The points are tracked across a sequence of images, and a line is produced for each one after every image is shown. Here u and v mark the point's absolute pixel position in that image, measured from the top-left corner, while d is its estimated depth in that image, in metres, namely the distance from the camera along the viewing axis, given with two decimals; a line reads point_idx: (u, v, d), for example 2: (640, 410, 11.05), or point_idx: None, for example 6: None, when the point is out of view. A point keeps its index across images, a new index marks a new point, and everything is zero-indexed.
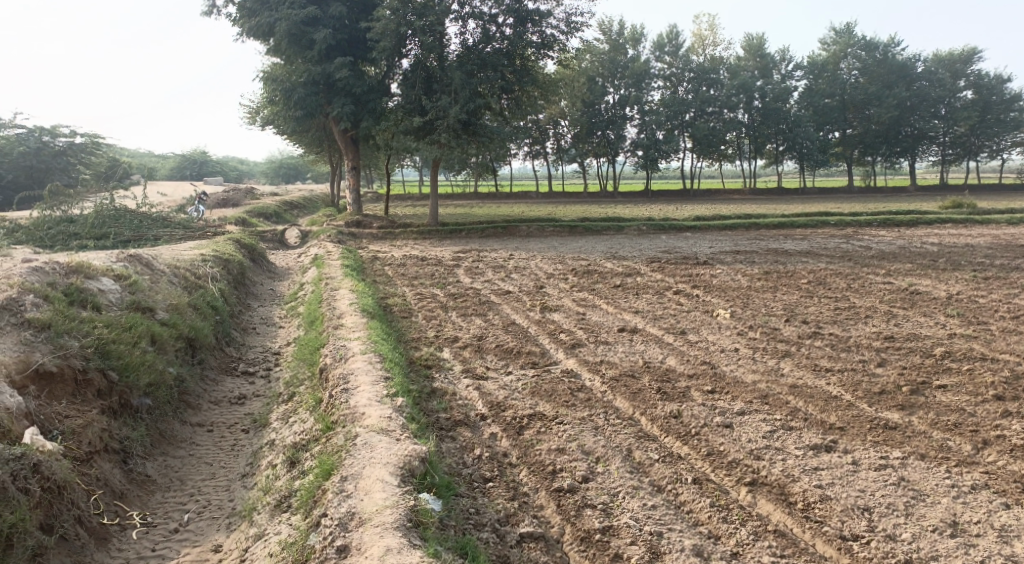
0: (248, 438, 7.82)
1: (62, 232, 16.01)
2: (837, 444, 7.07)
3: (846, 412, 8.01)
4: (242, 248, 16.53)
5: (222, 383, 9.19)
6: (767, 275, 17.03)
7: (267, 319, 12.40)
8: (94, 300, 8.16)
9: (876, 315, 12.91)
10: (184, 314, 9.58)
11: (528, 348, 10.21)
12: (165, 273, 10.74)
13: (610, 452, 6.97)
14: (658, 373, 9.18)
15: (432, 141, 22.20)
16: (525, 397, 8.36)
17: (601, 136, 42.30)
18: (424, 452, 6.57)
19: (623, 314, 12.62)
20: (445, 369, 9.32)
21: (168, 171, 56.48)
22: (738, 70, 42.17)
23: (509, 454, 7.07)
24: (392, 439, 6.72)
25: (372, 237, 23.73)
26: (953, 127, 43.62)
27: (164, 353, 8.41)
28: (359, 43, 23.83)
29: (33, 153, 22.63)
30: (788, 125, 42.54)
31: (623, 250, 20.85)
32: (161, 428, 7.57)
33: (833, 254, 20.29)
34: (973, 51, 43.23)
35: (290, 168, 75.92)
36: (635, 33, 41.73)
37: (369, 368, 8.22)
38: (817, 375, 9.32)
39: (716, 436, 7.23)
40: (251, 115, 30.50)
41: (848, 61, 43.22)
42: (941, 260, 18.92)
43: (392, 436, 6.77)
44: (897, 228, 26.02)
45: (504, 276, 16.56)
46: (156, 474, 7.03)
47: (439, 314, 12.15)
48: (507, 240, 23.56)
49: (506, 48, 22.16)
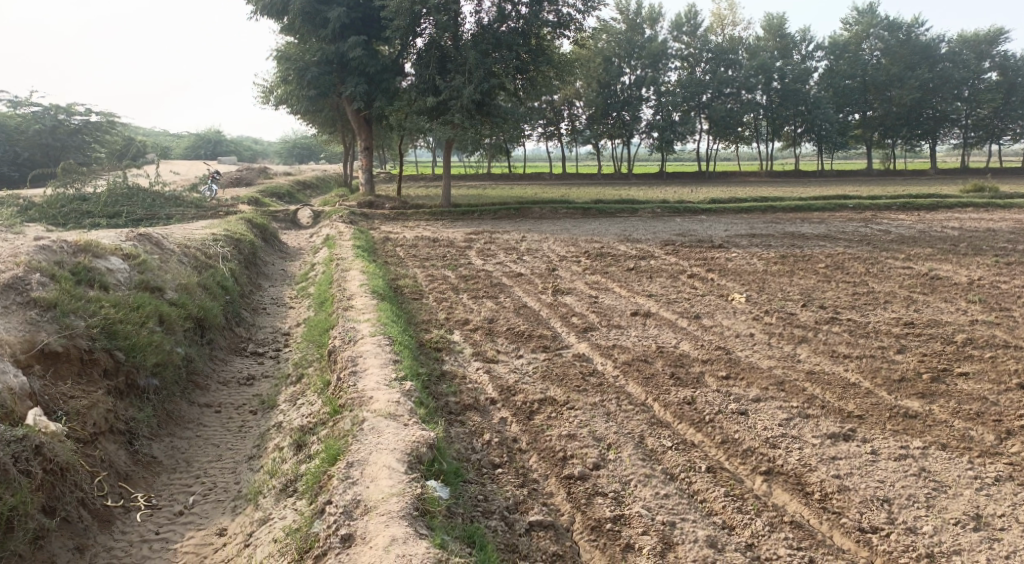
0: (256, 419, 7.74)
1: (75, 210, 15.98)
2: (855, 433, 6.90)
3: (864, 399, 7.83)
4: (253, 228, 16.46)
5: (230, 363, 9.12)
6: (784, 259, 16.79)
7: (278, 300, 12.31)
8: (102, 279, 8.08)
9: (895, 300, 12.67)
10: (193, 293, 9.51)
11: (540, 331, 10.08)
12: (175, 252, 10.66)
13: (622, 438, 6.84)
14: (672, 358, 9.02)
15: (446, 121, 21.98)
16: (535, 381, 8.24)
17: (617, 117, 41.90)
18: (432, 437, 6.46)
19: (636, 297, 12.45)
20: (456, 352, 9.20)
21: (183, 150, 56.62)
22: (757, 50, 41.55)
23: (519, 440, 6.95)
24: (400, 424, 6.61)
25: (385, 218, 23.61)
26: (976, 109, 42.87)
27: (173, 334, 8.34)
28: (373, 21, 23.60)
29: (48, 131, 22.58)
30: (807, 107, 41.95)
31: (637, 233, 20.63)
32: (168, 408, 7.51)
33: (852, 237, 19.99)
34: (999, 32, 42.36)
35: (304, 148, 75.93)
36: (653, 12, 41.18)
37: (378, 351, 8.10)
38: (834, 361, 9.13)
39: (730, 423, 7.07)
40: (264, 94, 30.37)
41: (871, 42, 42.64)
42: (962, 245, 18.59)
43: (400, 421, 6.66)
44: (917, 212, 25.62)
45: (516, 258, 16.42)
46: (162, 455, 6.98)
47: (450, 296, 12.02)
48: (519, 221, 23.37)
49: (522, 27, 21.86)
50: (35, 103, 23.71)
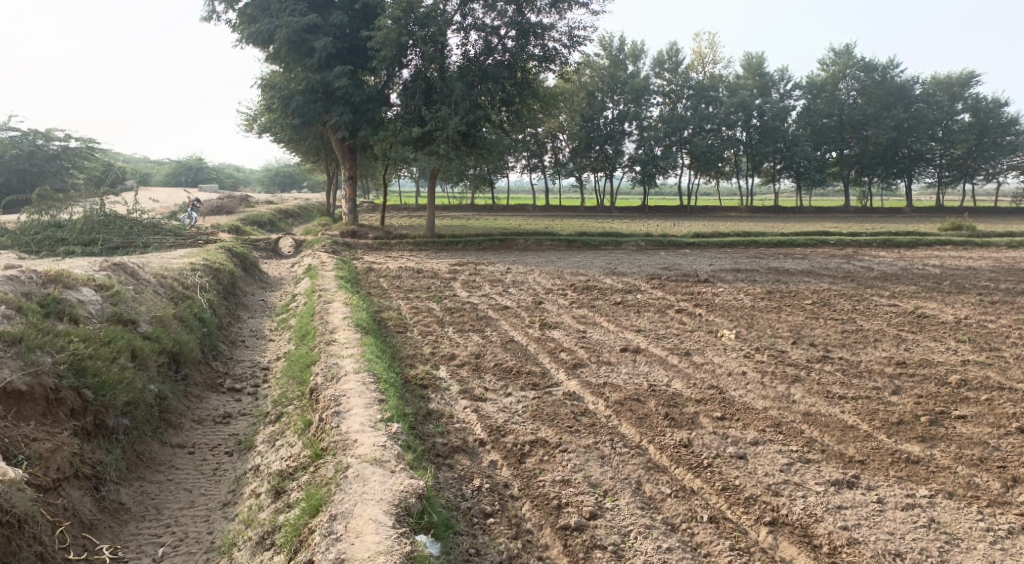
0: (231, 462, 7.38)
1: (49, 237, 15.54)
2: (860, 479, 6.66)
3: (865, 443, 7.60)
4: (233, 257, 16.08)
5: (206, 400, 8.74)
6: (770, 295, 16.67)
7: (257, 332, 11.93)
8: (72, 312, 7.72)
9: (884, 338, 12.52)
10: (169, 326, 9.14)
11: (528, 368, 9.79)
12: (151, 283, 10.28)
13: (619, 485, 6.55)
14: (665, 397, 8.75)
15: (431, 152, 21.81)
16: (525, 421, 7.93)
17: (600, 151, 42.08)
18: (421, 486, 6.13)
19: (624, 333, 12.21)
20: (442, 389, 8.86)
21: (163, 177, 56.11)
22: (738, 87, 42.01)
23: (510, 485, 6.63)
24: (387, 471, 6.28)
25: (367, 248, 23.31)
26: (950, 149, 43.51)
27: (145, 370, 7.97)
28: (359, 52, 23.51)
29: (26, 156, 22.17)
30: (786, 144, 42.42)
31: (622, 267, 20.48)
32: (138, 450, 7.14)
33: (836, 274, 19.97)
34: (971, 74, 43.18)
35: (286, 177, 75.70)
36: (635, 49, 41.55)
37: (363, 390, 7.76)
38: (830, 402, 8.90)
39: (730, 468, 6.81)
40: (248, 122, 30.12)
41: (847, 81, 43.27)
42: (945, 283, 18.62)
43: (387, 467, 6.33)
44: (897, 249, 25.76)
45: (502, 290, 16.17)
46: (130, 502, 6.59)
47: (435, 330, 11.72)
48: (504, 253, 23.18)
49: (508, 60, 21.85)
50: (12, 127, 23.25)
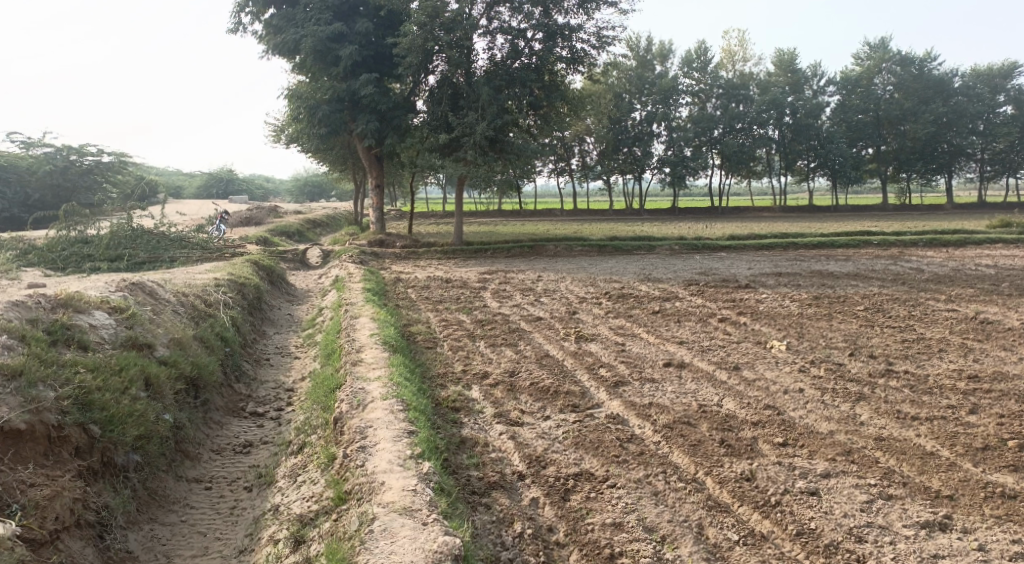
0: (250, 499, 6.82)
1: (75, 253, 15.20)
2: (952, 521, 6.01)
3: (950, 474, 6.81)
4: (259, 269, 15.59)
5: (226, 426, 8.19)
6: (817, 300, 15.80)
7: (283, 349, 11.38)
8: (82, 338, 7.20)
9: (950, 349, 11.59)
10: (188, 348, 8.59)
11: (567, 387, 9.07)
12: (170, 301, 9.74)
13: (679, 530, 5.93)
14: (717, 419, 7.99)
15: (458, 158, 21.20)
16: (567, 450, 7.23)
17: (628, 153, 41.26)
18: (456, 540, 5.51)
19: (667, 345, 11.44)
20: (476, 413, 8.20)
21: (195, 189, 56.38)
22: (769, 85, 40.87)
23: (555, 529, 6.02)
24: (418, 523, 5.65)
25: (395, 257, 22.77)
26: (991, 143, 41.99)
27: (161, 398, 7.41)
28: (385, 59, 23.02)
29: (59, 171, 21.98)
30: (820, 141, 41.21)
31: (658, 272, 19.67)
32: (151, 487, 6.60)
33: (884, 276, 19.00)
34: (1013, 65, 41.70)
35: (315, 185, 75.90)
36: (663, 49, 40.71)
37: (391, 421, 7.10)
38: (903, 424, 8.09)
39: (802, 507, 6.15)
40: (275, 132, 29.83)
41: (883, 76, 41.71)
42: (1003, 285, 17.53)
43: (418, 519, 5.70)
44: (945, 248, 24.61)
45: (535, 299, 15.49)
46: (138, 549, 6.05)
47: (466, 345, 11.06)
48: (534, 260, 22.51)
49: (535, 63, 21.18)
50: (45, 144, 23.13)
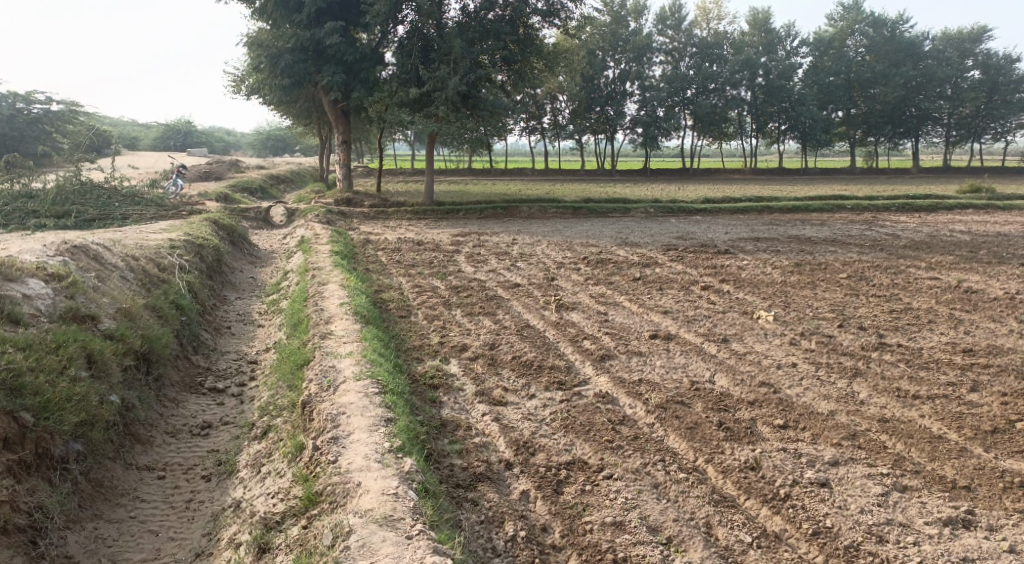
0: (209, 491, 6.18)
1: (18, 209, 14.14)
2: (976, 517, 5.74)
3: (964, 459, 6.42)
4: (219, 229, 14.68)
5: (182, 405, 7.48)
6: (798, 267, 15.39)
7: (244, 316, 10.61)
8: (14, 311, 6.44)
9: (939, 319, 11.23)
10: (138, 319, 7.82)
11: (551, 361, 8.49)
12: (118, 267, 8.88)
13: (686, 532, 5.52)
14: (712, 397, 7.46)
15: (429, 114, 20.29)
16: (555, 433, 6.67)
17: (601, 113, 40.46)
18: (444, 558, 4.99)
19: (651, 315, 10.89)
20: (455, 390, 7.59)
21: (152, 142, 54.17)
22: (742, 45, 40.18)
23: (551, 530, 5.56)
24: (401, 537, 5.11)
25: (363, 218, 21.89)
26: (958, 108, 41.76)
27: (107, 376, 6.68)
28: (352, 7, 21.82)
29: (5, 119, 20.57)
30: (791, 103, 40.65)
31: (634, 236, 19.11)
32: (95, 478, 5.95)
33: (861, 242, 18.68)
34: (982, 29, 41.49)
35: (278, 140, 73.80)
36: (637, 5, 39.77)
37: (364, 406, 6.50)
38: (904, 404, 7.65)
39: (814, 501, 5.82)
40: (235, 83, 28.43)
41: (855, 38, 41.46)
42: (981, 252, 17.26)
43: (401, 530, 5.16)
44: (917, 213, 24.36)
45: (510, 264, 14.83)
46: (79, 553, 5.43)
47: (441, 314, 10.40)
48: (507, 221, 21.79)
49: (509, 15, 20.28)
50: None
